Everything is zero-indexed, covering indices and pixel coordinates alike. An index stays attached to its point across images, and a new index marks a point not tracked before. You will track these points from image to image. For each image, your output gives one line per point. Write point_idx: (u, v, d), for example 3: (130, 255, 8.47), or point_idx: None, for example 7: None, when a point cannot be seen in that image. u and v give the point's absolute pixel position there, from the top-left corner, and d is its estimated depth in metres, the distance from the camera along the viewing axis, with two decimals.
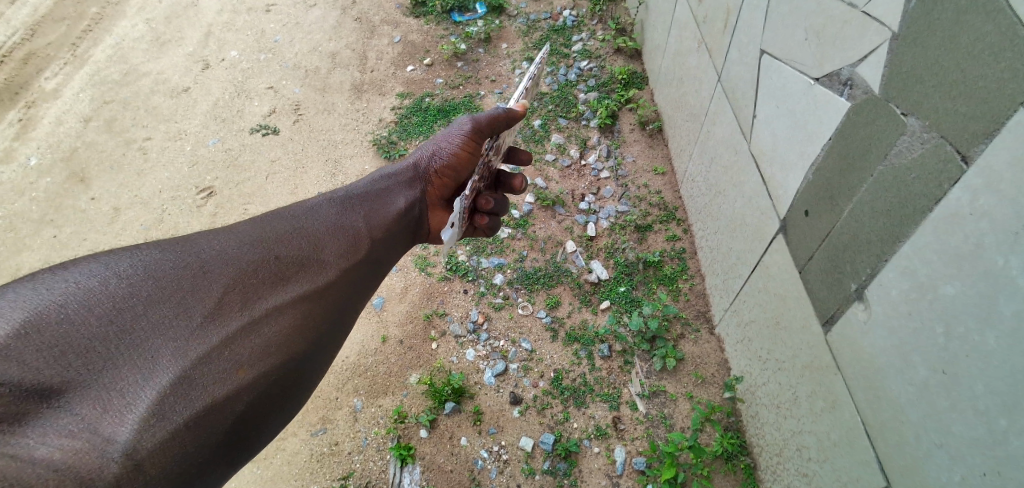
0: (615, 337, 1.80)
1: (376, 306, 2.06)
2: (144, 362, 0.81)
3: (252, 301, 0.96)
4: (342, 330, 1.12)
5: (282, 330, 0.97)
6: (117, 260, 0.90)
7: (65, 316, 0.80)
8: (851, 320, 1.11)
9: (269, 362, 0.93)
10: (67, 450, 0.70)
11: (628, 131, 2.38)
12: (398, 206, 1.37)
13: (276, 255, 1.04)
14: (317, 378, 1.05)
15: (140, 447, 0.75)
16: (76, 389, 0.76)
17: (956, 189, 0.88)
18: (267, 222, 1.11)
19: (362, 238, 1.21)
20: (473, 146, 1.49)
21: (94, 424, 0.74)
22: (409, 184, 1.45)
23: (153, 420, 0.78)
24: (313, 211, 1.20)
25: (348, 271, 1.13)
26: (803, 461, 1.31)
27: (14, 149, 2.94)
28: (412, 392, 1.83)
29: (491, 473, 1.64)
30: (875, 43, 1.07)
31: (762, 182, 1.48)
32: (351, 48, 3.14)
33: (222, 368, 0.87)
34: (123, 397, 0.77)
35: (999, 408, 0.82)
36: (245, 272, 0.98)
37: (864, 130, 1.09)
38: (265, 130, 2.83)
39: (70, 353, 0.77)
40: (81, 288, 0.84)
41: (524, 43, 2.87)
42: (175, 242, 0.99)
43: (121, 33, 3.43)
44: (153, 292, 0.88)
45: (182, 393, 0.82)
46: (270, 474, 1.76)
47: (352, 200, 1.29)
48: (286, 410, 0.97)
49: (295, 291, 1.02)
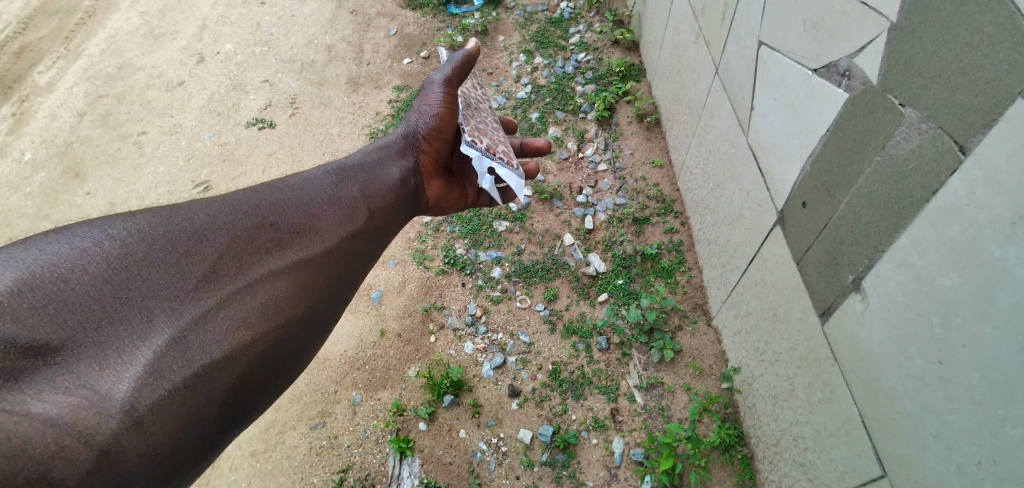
0: (613, 330, 1.81)
1: (374, 299, 2.06)
2: (141, 323, 0.83)
3: (247, 266, 0.98)
4: (344, 298, 1.13)
5: (279, 294, 0.99)
6: (111, 224, 0.90)
7: (59, 276, 0.80)
8: (849, 311, 1.12)
9: (268, 326, 0.95)
10: (65, 406, 0.72)
11: (626, 123, 2.38)
12: (394, 176, 1.39)
13: (270, 223, 1.06)
14: (317, 345, 1.06)
15: (140, 404, 0.77)
16: (73, 347, 0.76)
17: (954, 180, 0.88)
18: (260, 191, 1.13)
19: (358, 209, 1.22)
20: (451, 101, 1.51)
21: (92, 382, 0.75)
22: (401, 154, 1.46)
23: (151, 379, 0.79)
24: (308, 182, 1.21)
25: (344, 241, 1.16)
26: (801, 452, 1.32)
27: (8, 143, 2.93)
28: (411, 385, 1.83)
29: (489, 465, 1.65)
30: (874, 34, 1.07)
31: (760, 174, 1.48)
32: (347, 41, 3.12)
33: (219, 330, 0.89)
34: (120, 356, 0.79)
35: (996, 399, 0.82)
36: (239, 238, 1.00)
37: (862, 122, 1.09)
38: (262, 124, 2.82)
39: (65, 311, 0.78)
40: (73, 248, 0.84)
41: (521, 35, 2.85)
42: (170, 208, 0.99)
43: (115, 26, 3.40)
44: (148, 253, 0.89)
45: (180, 353, 0.83)
46: (269, 467, 1.77)
47: (346, 172, 1.30)
48: (287, 376, 0.99)
49: (291, 258, 1.04)
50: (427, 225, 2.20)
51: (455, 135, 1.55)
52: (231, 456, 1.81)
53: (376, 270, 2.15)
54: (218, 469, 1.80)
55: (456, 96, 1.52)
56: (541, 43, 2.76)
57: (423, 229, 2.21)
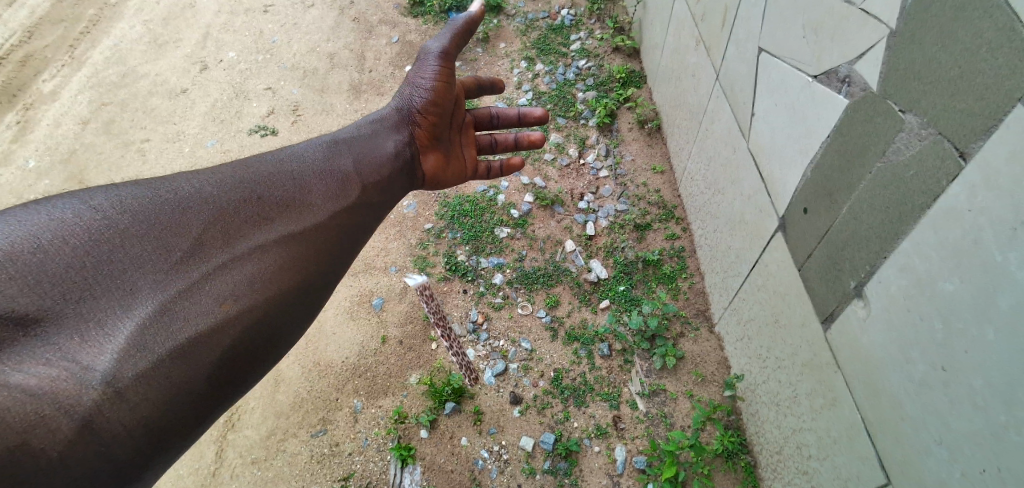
0: (615, 336, 1.80)
1: (376, 306, 2.06)
2: (123, 295, 0.85)
3: (233, 238, 0.98)
4: (339, 270, 1.12)
5: (267, 267, 0.98)
6: (94, 195, 0.92)
7: (39, 247, 0.82)
8: (851, 317, 1.11)
9: (256, 298, 0.95)
10: (45, 376, 0.75)
11: (627, 130, 2.38)
12: (389, 149, 1.37)
13: (259, 195, 1.05)
14: (311, 318, 1.06)
15: (121, 376, 0.79)
16: (53, 318, 0.79)
17: (955, 185, 0.88)
18: (249, 163, 1.12)
19: (350, 182, 1.20)
20: (447, 74, 1.48)
21: (72, 353, 0.78)
22: (395, 128, 1.44)
23: (134, 351, 0.81)
24: (299, 155, 1.20)
25: (337, 213, 1.14)
26: (804, 459, 1.31)
27: (13, 151, 2.95)
28: (413, 392, 1.83)
29: (491, 473, 1.64)
30: (873, 40, 1.07)
31: (761, 179, 1.48)
32: (349, 49, 3.13)
33: (203, 303, 0.90)
34: (100, 328, 0.81)
35: (998, 404, 0.82)
36: (225, 210, 1.00)
37: (863, 127, 1.09)
38: (264, 131, 2.83)
39: (45, 282, 0.81)
40: (55, 219, 0.86)
41: (522, 42, 2.86)
42: (156, 181, 1.01)
43: (118, 35, 3.43)
44: (130, 226, 0.91)
45: (162, 325, 0.85)
46: (271, 475, 1.76)
47: (339, 145, 1.28)
48: (280, 347, 0.99)
49: (280, 231, 1.03)
50: (428, 232, 2.20)
51: (451, 108, 1.53)
52: (232, 464, 1.81)
53: (377, 276, 2.15)
54: (219, 476, 1.80)
55: (452, 69, 1.49)
56: (542, 50, 2.77)
57: (425, 236, 2.21)
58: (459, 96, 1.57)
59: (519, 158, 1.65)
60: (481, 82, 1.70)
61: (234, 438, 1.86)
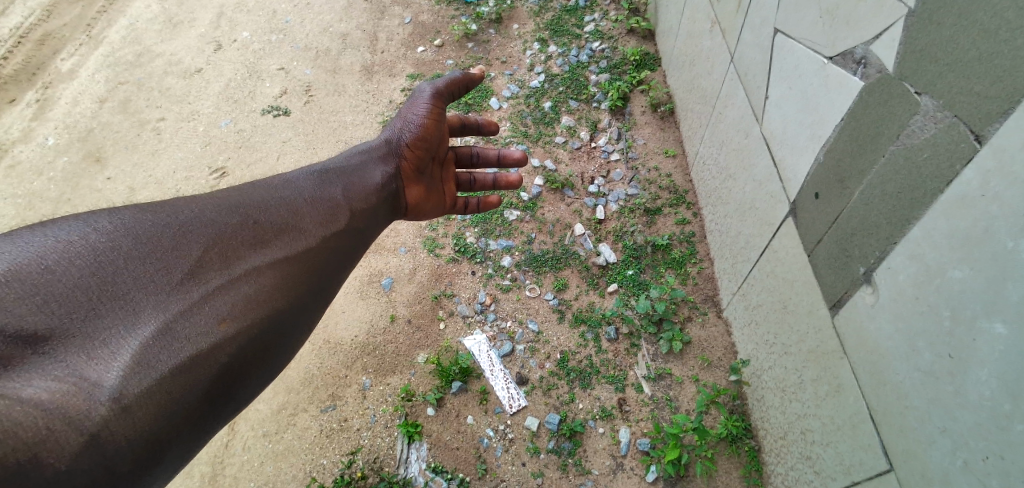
0: (622, 319, 1.81)
1: (386, 286, 2.08)
2: (126, 315, 0.87)
3: (231, 261, 1.00)
4: (327, 290, 1.14)
5: (262, 289, 1.01)
6: (97, 217, 0.95)
7: (46, 267, 0.85)
8: (858, 305, 1.11)
9: (250, 318, 0.97)
10: (55, 391, 0.76)
11: (639, 113, 2.35)
12: (376, 180, 1.39)
13: (254, 220, 1.08)
14: (298, 340, 1.07)
15: (126, 392, 0.80)
16: (60, 337, 0.81)
17: (968, 170, 0.86)
18: (244, 190, 1.15)
19: (340, 208, 1.24)
20: (437, 112, 1.55)
21: (80, 369, 0.79)
22: (383, 159, 1.46)
23: (138, 368, 0.83)
24: (292, 182, 1.23)
25: (328, 238, 1.17)
26: (807, 444, 1.32)
27: (32, 129, 3.00)
28: (421, 371, 1.85)
29: (496, 452, 1.66)
30: (891, 21, 1.04)
31: (773, 165, 1.46)
32: (361, 29, 3.12)
33: (203, 322, 0.91)
34: (106, 346, 0.83)
35: (1005, 395, 0.81)
36: (223, 234, 1.03)
37: (878, 112, 1.07)
38: (277, 111, 2.84)
39: (52, 302, 0.83)
40: (61, 242, 0.89)
41: (535, 23, 2.83)
42: (155, 205, 1.03)
43: (134, 14, 3.46)
44: (133, 248, 0.93)
45: (164, 344, 0.86)
46: (281, 448, 1.81)
47: (329, 174, 1.31)
48: (268, 366, 1.00)
49: (274, 253, 1.06)
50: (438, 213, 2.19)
51: (438, 142, 1.58)
52: (244, 437, 1.85)
53: (386, 257, 2.16)
54: (231, 448, 1.84)
55: (443, 108, 1.57)
56: (556, 31, 2.74)
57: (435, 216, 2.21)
58: (446, 133, 1.63)
59: (496, 197, 1.73)
60: (465, 121, 1.76)
61: (247, 412, 1.90)
